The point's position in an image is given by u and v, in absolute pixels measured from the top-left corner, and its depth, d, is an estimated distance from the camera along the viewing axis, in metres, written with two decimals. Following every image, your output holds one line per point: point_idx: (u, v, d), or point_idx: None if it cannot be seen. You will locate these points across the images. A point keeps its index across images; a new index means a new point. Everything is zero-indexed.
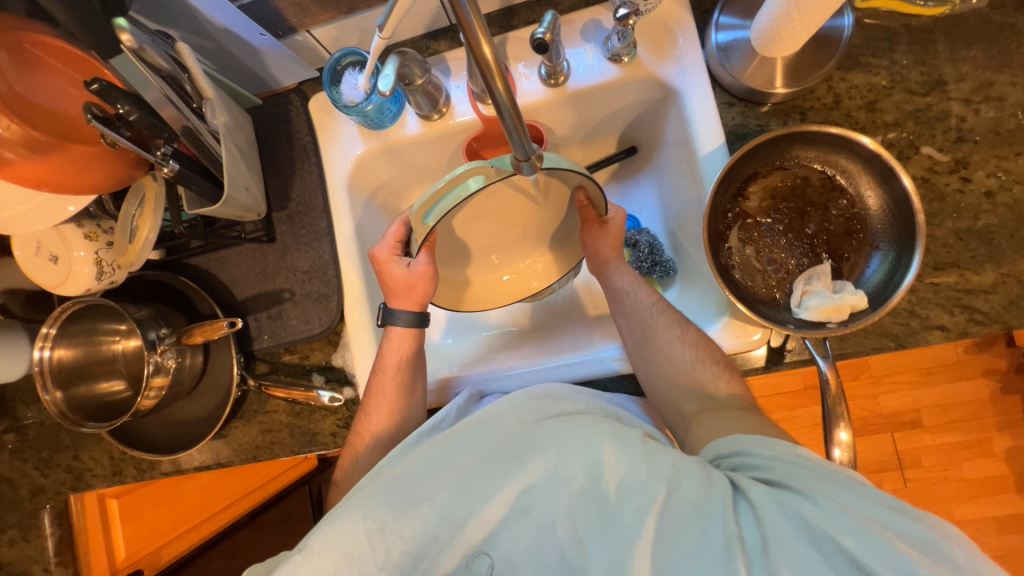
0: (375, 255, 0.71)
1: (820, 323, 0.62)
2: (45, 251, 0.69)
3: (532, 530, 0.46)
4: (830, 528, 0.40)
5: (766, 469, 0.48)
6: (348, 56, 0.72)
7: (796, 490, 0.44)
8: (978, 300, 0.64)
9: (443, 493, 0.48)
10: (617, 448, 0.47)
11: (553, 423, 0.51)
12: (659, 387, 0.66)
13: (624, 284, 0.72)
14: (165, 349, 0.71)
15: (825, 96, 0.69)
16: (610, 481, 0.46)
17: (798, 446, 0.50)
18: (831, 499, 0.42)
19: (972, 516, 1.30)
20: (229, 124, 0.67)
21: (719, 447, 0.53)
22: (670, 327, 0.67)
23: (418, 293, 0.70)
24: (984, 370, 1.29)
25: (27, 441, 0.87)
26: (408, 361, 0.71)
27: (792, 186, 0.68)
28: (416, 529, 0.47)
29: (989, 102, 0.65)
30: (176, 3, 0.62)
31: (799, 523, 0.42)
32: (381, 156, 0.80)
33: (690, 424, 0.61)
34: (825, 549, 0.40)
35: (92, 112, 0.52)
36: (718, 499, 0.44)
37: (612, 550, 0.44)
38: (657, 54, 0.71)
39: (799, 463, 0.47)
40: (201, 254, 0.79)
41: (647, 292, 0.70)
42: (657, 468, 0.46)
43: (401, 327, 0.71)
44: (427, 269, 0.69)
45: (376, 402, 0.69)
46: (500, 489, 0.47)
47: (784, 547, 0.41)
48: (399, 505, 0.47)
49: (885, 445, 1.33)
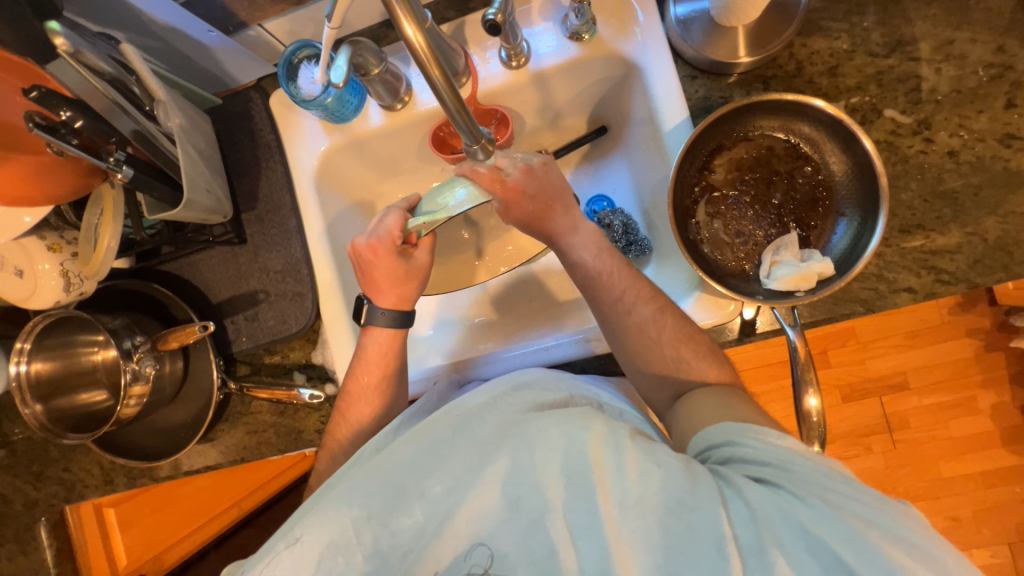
0: (376, 245, 0.67)
1: (789, 293, 0.62)
2: (10, 265, 0.68)
3: (519, 524, 0.46)
4: (828, 537, 0.40)
5: (762, 464, 0.47)
6: (303, 49, 0.71)
7: (791, 492, 0.43)
8: (944, 261, 0.64)
9: (430, 488, 0.49)
10: (604, 442, 0.47)
11: (536, 414, 0.51)
12: (633, 361, 0.66)
13: (590, 253, 0.68)
14: (142, 357, 0.71)
15: (787, 63, 0.68)
16: (599, 476, 0.46)
17: (785, 437, 0.50)
18: (827, 503, 0.42)
19: (960, 472, 1.33)
20: (184, 125, 0.65)
21: (709, 437, 0.53)
22: (632, 324, 0.64)
23: (404, 278, 0.70)
24: (968, 330, 1.31)
25: (16, 456, 0.88)
26: (389, 366, 0.70)
27: (757, 157, 0.68)
28: (405, 521, 0.48)
29: (951, 60, 0.65)
30: (118, 5, 0.60)
31: (798, 530, 0.41)
32: (347, 150, 0.79)
33: (675, 404, 0.62)
34: (823, 558, 0.40)
35: (35, 119, 0.50)
36: (707, 494, 0.44)
37: (598, 542, 0.44)
38: (616, 29, 0.70)
39: (795, 461, 0.46)
40: (173, 260, 0.78)
41: (595, 280, 0.67)
42: (642, 464, 0.46)
43: (385, 325, 0.71)
44: (427, 260, 0.72)
45: (355, 410, 0.70)
46: (484, 482, 0.48)
47: (779, 545, 0.41)
48: (387, 500, 0.49)
49: (873, 409, 1.35)
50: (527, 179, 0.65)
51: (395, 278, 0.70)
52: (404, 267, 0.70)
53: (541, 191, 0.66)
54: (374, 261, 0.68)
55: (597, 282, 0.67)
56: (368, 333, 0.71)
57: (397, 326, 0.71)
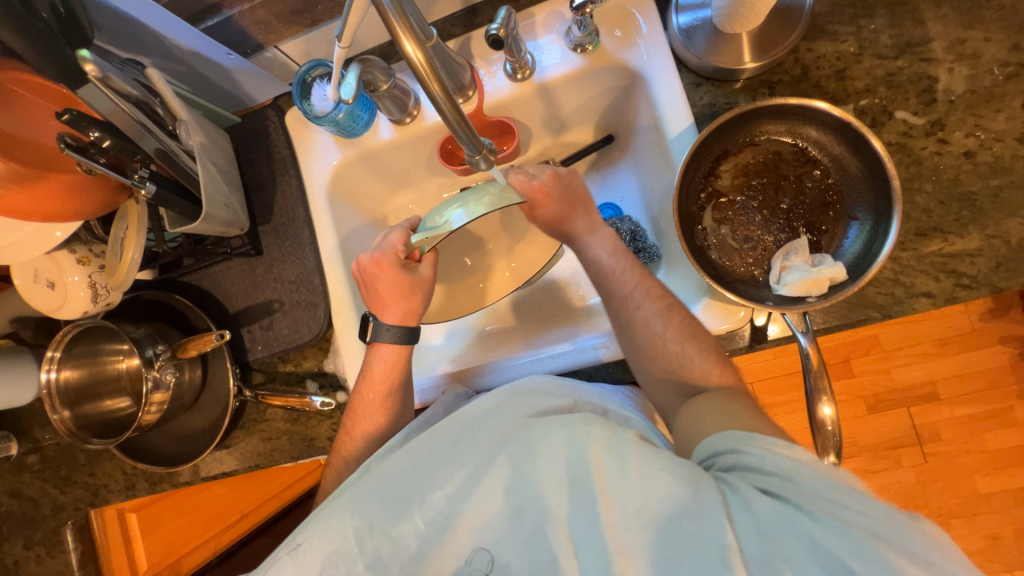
0: (379, 259, 0.69)
1: (800, 298, 0.61)
2: (42, 278, 0.73)
3: (520, 532, 0.46)
4: (838, 549, 0.39)
5: (764, 474, 0.45)
6: (315, 68, 0.74)
7: (797, 504, 0.42)
8: (964, 264, 0.62)
9: (431, 495, 0.49)
10: (605, 448, 0.47)
11: (539, 419, 0.51)
12: (638, 359, 0.65)
13: (594, 256, 0.68)
14: (162, 365, 0.74)
15: (793, 68, 0.68)
16: (598, 482, 0.45)
17: (794, 445, 0.47)
18: (834, 516, 0.41)
19: (998, 488, 1.26)
20: (206, 143, 0.69)
21: (713, 445, 0.52)
22: (639, 317, 0.64)
23: (410, 295, 0.71)
24: (1001, 337, 1.25)
25: (46, 461, 0.91)
26: (396, 379, 0.72)
27: (763, 162, 0.67)
28: (407, 529, 0.49)
29: (963, 60, 0.64)
30: (144, 32, 0.64)
31: (807, 543, 0.40)
32: (358, 164, 0.81)
33: (679, 407, 0.60)
34: (832, 568, 0.39)
35: (66, 141, 0.54)
36: (712, 503, 0.42)
37: (598, 549, 0.44)
38: (619, 40, 0.71)
39: (798, 471, 0.44)
40: (194, 271, 0.81)
41: (607, 276, 0.67)
42: (644, 470, 0.45)
43: (389, 340, 0.72)
44: (431, 275, 0.73)
45: (362, 425, 0.71)
46: (485, 489, 0.48)
47: (787, 558, 0.40)
48: (389, 507, 0.50)
49: (901, 420, 1.29)
50: (551, 184, 0.65)
51: (399, 291, 0.70)
52: (408, 279, 0.70)
53: (564, 194, 0.67)
54: (379, 274, 0.70)
55: (608, 277, 0.68)
56: (375, 351, 0.73)
57: (404, 334, 0.72)
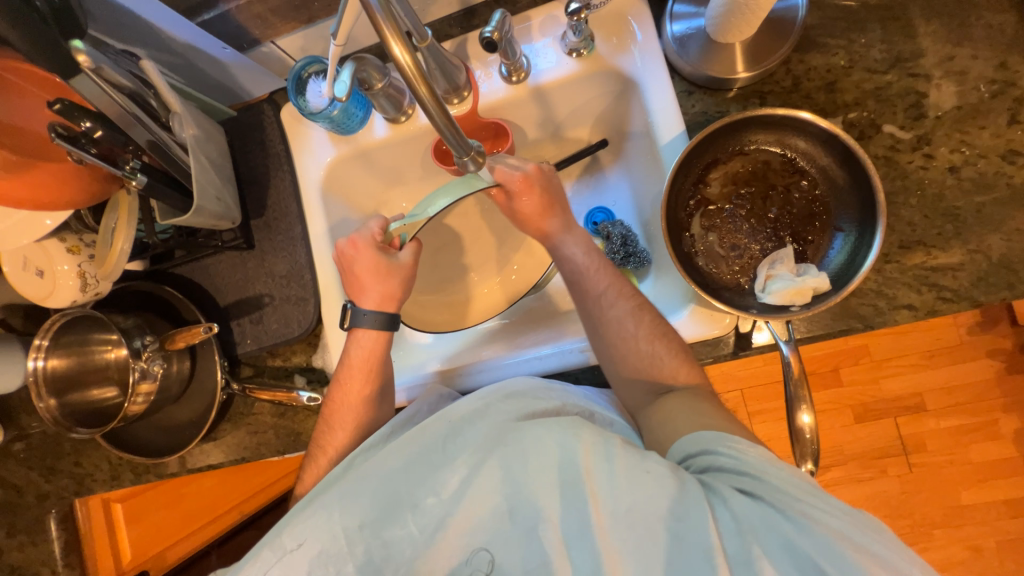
0: (353, 240, 0.71)
1: (784, 307, 0.61)
2: (32, 266, 0.73)
3: (512, 534, 0.47)
4: (810, 547, 0.40)
5: (738, 476, 0.46)
6: (312, 64, 0.74)
7: (772, 504, 0.43)
8: (946, 278, 0.63)
9: (423, 499, 0.50)
10: (595, 451, 0.47)
11: (529, 422, 0.52)
12: (611, 363, 0.65)
13: (577, 258, 0.68)
14: (150, 356, 0.74)
15: (784, 79, 0.69)
16: (589, 483, 0.46)
17: (756, 446, 0.49)
18: (806, 516, 0.42)
19: (981, 500, 1.27)
20: (199, 135, 0.69)
21: (686, 446, 0.52)
22: (612, 319, 0.64)
23: (387, 276, 0.71)
24: (988, 351, 1.27)
25: (32, 449, 0.91)
26: (373, 373, 0.72)
27: (752, 171, 0.68)
28: (398, 531, 0.49)
29: (951, 76, 0.64)
30: (139, 23, 0.64)
31: (782, 541, 0.41)
32: (352, 161, 0.82)
33: (650, 406, 0.61)
34: (806, 570, 0.40)
35: (58, 131, 0.54)
36: (695, 503, 0.43)
37: (590, 550, 0.44)
38: (614, 46, 0.72)
39: (769, 472, 0.46)
40: (185, 263, 0.81)
41: (581, 276, 0.68)
42: (631, 472, 0.45)
43: (373, 329, 0.72)
44: (410, 263, 0.72)
45: (339, 417, 0.71)
46: (476, 491, 0.48)
47: (764, 551, 0.41)
48: (379, 508, 0.50)
49: (887, 430, 1.30)
50: (535, 178, 0.66)
51: (376, 272, 0.70)
52: (386, 263, 0.70)
53: (545, 189, 0.68)
54: (355, 255, 0.71)
55: (583, 277, 0.68)
56: (353, 338, 0.73)
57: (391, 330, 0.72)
